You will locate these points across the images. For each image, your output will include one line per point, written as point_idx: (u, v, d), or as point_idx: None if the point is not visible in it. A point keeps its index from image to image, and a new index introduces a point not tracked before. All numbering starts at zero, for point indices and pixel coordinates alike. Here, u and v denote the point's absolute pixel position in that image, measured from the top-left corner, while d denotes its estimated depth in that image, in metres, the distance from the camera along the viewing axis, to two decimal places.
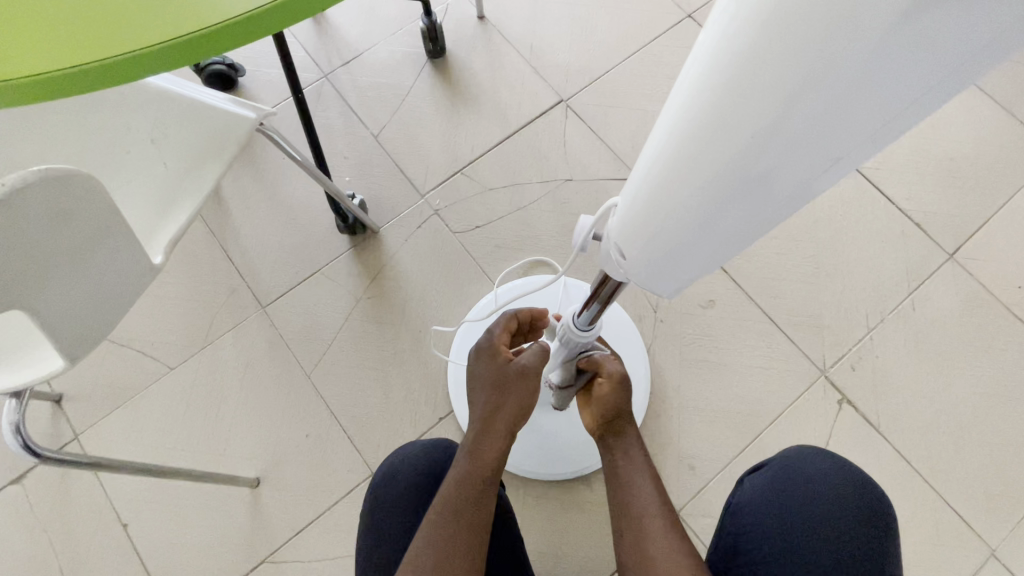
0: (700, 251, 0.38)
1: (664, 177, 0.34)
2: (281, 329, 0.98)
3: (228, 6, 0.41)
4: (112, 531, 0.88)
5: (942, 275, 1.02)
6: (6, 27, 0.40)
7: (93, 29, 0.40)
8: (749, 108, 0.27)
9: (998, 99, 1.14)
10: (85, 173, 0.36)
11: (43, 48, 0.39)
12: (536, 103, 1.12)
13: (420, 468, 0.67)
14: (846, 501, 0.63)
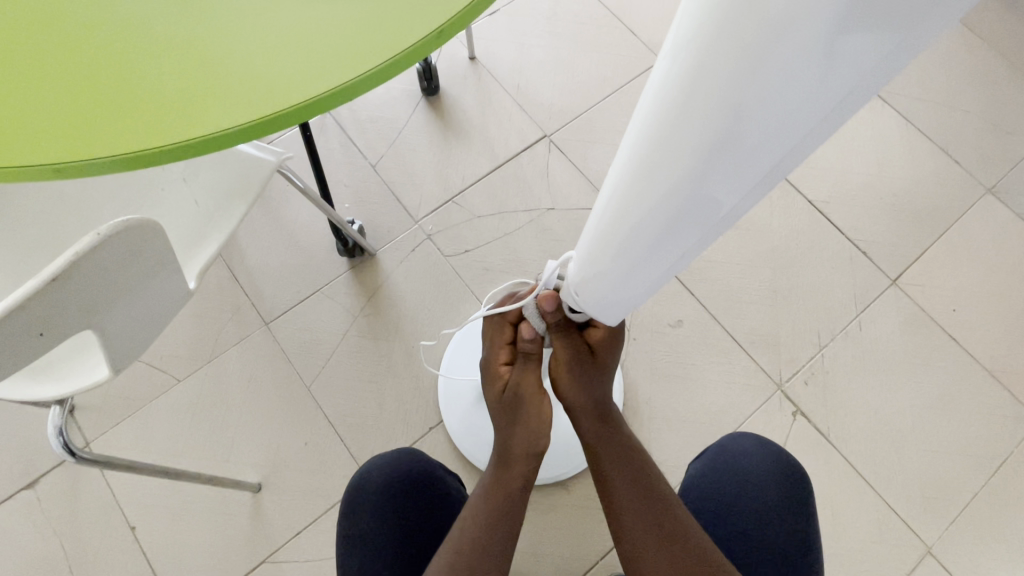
0: (660, 260, 0.44)
1: (632, 194, 0.40)
2: (283, 344, 1.05)
3: (190, 124, 0.44)
4: (120, 533, 0.94)
5: (886, 299, 1.14)
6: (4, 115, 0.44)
7: (73, 127, 0.44)
8: (677, 147, 0.33)
9: (935, 140, 1.28)
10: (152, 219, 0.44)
11: (26, 141, 0.44)
12: (521, 137, 1.23)
13: (389, 476, 0.75)
14: (764, 465, 0.74)
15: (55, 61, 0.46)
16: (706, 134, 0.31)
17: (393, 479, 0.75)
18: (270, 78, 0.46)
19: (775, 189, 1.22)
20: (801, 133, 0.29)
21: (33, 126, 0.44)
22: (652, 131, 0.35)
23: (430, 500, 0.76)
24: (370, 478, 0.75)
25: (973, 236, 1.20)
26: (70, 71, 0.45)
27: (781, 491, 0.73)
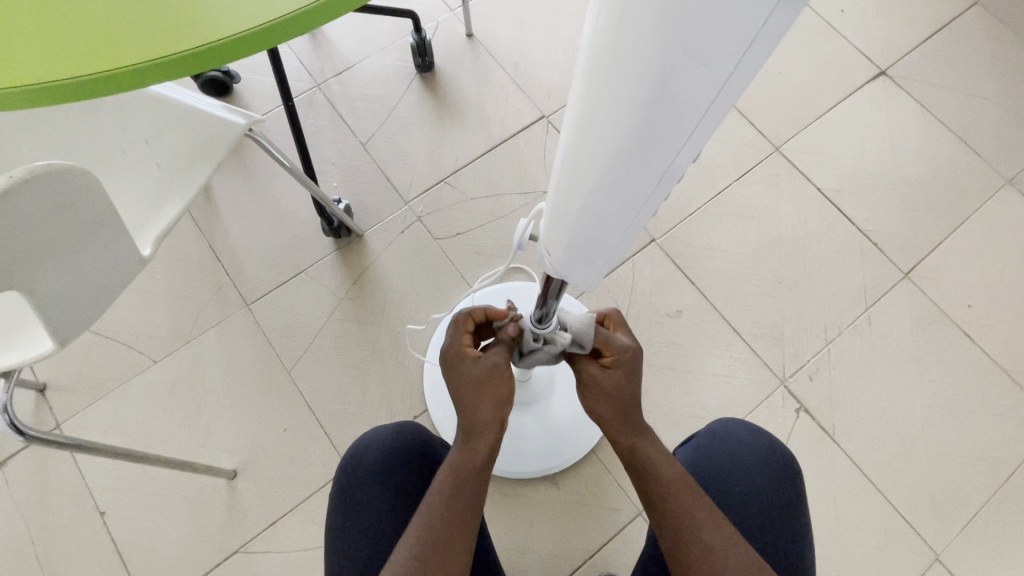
0: (633, 191, 0.37)
1: (569, 163, 0.39)
2: (264, 327, 1.01)
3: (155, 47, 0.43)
4: (90, 519, 0.90)
5: (897, 293, 1.08)
6: None
7: (33, 53, 0.42)
8: (629, 31, 0.27)
9: (952, 128, 1.22)
10: (83, 168, 0.40)
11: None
12: (519, 118, 1.18)
13: (384, 454, 0.70)
14: (756, 453, 0.70)
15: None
16: (626, 84, 0.30)
17: (386, 458, 0.70)
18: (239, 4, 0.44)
19: (783, 177, 1.16)
20: (756, 22, 0.23)
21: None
22: (596, 40, 0.30)
23: (408, 483, 0.70)
24: (362, 455, 0.70)
25: (991, 230, 1.14)
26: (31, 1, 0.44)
27: (779, 488, 0.68)
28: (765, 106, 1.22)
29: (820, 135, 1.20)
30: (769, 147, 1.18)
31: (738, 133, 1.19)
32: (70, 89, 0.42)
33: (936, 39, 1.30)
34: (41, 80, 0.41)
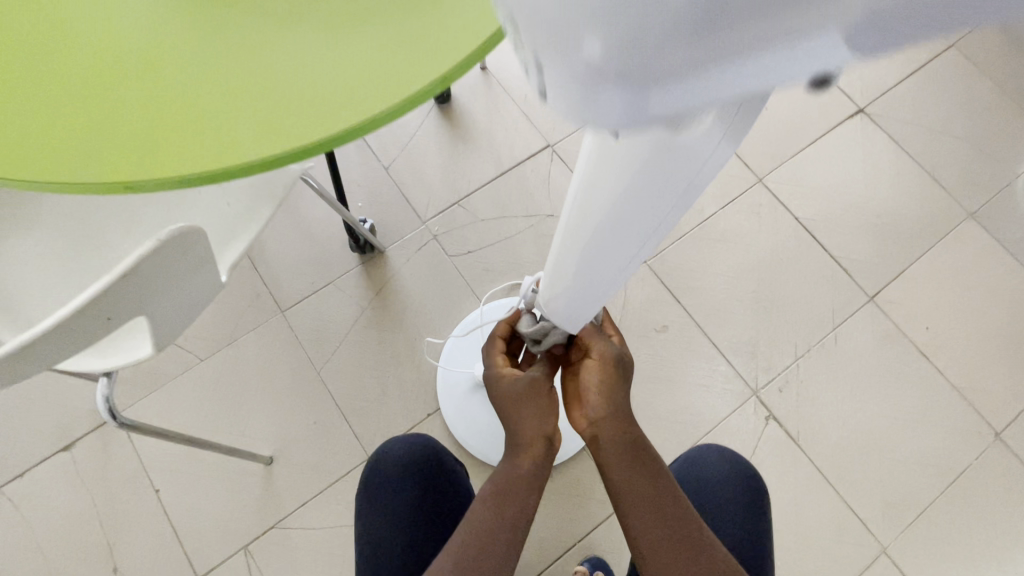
0: (615, 260, 0.52)
1: (568, 245, 0.54)
2: (297, 331, 1.15)
3: (238, 150, 0.49)
4: (146, 495, 1.04)
5: (863, 314, 1.20)
6: (73, 134, 0.49)
7: (131, 148, 0.49)
8: (603, 182, 0.43)
9: (922, 163, 1.34)
10: (197, 226, 0.53)
11: (90, 160, 0.49)
12: (526, 146, 1.30)
13: (400, 464, 0.86)
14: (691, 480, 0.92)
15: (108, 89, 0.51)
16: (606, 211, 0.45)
17: (403, 467, 0.86)
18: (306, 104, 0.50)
19: (764, 206, 1.28)
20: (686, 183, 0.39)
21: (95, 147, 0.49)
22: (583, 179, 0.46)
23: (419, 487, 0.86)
24: (382, 463, 0.86)
25: (952, 259, 1.26)
26: (124, 98, 0.50)
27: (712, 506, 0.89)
28: (751, 140, 1.34)
29: (800, 168, 1.32)
30: (753, 178, 1.30)
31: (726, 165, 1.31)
32: (241, 169, 0.49)
33: (913, 79, 1.42)
34: (217, 164, 0.48)
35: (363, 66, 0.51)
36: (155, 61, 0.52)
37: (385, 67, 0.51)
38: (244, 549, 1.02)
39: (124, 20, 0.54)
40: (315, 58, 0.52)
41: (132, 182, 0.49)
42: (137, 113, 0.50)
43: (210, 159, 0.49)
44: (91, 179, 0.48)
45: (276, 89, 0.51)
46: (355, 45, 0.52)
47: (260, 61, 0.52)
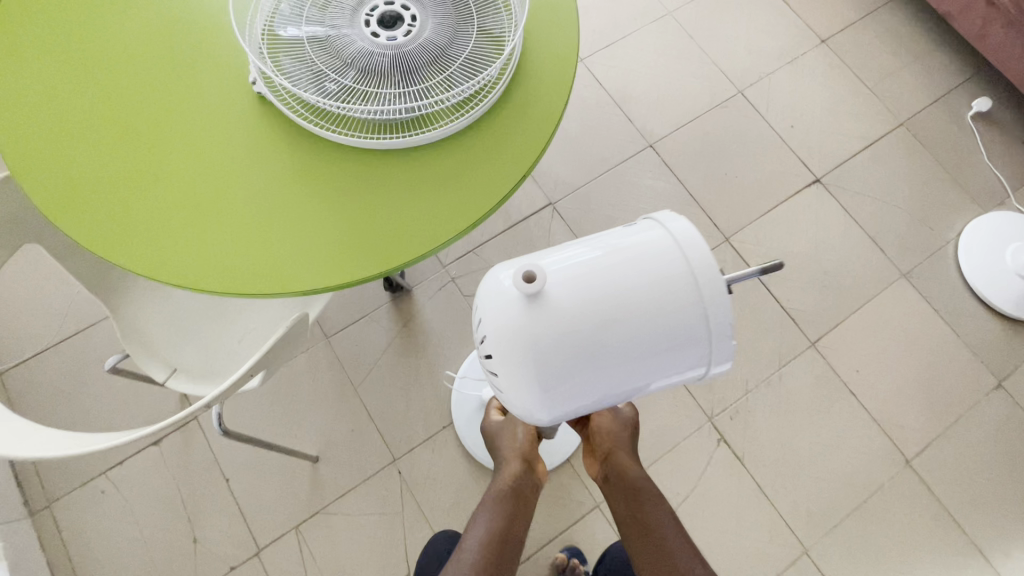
0: None
1: None
2: (339, 354, 1.41)
3: (324, 276, 0.74)
4: (218, 483, 1.31)
5: (805, 357, 1.45)
6: (217, 253, 0.75)
7: (254, 267, 0.74)
8: None
9: (866, 229, 1.58)
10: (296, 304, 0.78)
11: (227, 274, 0.74)
12: (531, 203, 1.56)
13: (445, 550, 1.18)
14: None
15: (240, 222, 0.76)
16: None
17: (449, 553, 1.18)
18: (370, 246, 0.75)
19: (729, 262, 1.53)
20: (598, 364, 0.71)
21: (231, 264, 0.74)
22: None
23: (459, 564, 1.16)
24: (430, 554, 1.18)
25: (885, 313, 1.50)
26: (250, 230, 0.75)
27: None
28: (722, 204, 1.58)
29: (762, 229, 1.57)
30: (721, 237, 1.55)
31: (699, 225, 1.56)
32: (332, 285, 0.74)
33: (865, 153, 1.65)
34: (310, 285, 0.74)
35: (410, 221, 0.76)
36: (270, 203, 0.76)
37: (435, 220, 0.75)
38: (295, 529, 1.29)
39: (247, 168, 0.78)
40: (378, 211, 0.76)
41: (260, 291, 0.74)
42: (258, 242, 0.75)
43: (313, 280, 0.74)
44: (228, 287, 0.74)
45: (359, 234, 0.75)
46: (415, 201, 0.76)
47: (340, 209, 0.76)
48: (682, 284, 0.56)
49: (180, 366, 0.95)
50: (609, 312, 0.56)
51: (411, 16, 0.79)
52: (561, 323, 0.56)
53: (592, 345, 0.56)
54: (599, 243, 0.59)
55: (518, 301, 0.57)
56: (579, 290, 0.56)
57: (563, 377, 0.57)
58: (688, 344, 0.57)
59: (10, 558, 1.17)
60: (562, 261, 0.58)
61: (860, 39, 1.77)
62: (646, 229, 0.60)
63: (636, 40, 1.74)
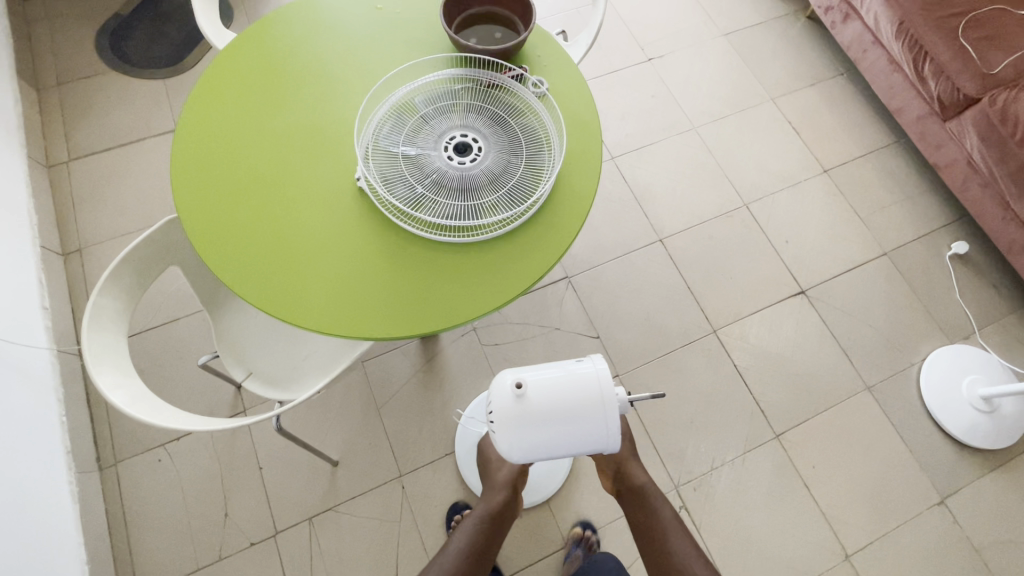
0: None
1: None
2: (370, 377, 1.67)
3: (376, 328, 1.01)
4: (253, 469, 1.56)
5: (768, 446, 1.65)
6: (306, 296, 1.02)
7: (330, 311, 1.02)
8: None
9: (840, 342, 1.79)
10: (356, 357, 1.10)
11: (310, 313, 1.01)
12: (551, 274, 1.82)
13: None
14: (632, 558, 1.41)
15: (327, 276, 1.04)
16: None
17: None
18: (415, 312, 1.02)
19: (714, 352, 1.75)
20: None
21: (314, 307, 1.02)
22: None
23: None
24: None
25: (846, 419, 1.69)
26: (332, 283, 1.03)
27: None
28: (715, 299, 1.82)
29: (747, 327, 1.79)
30: (710, 328, 1.78)
31: (692, 315, 1.80)
32: (381, 336, 1.00)
33: (849, 274, 1.88)
34: (365, 333, 1.00)
35: (447, 298, 1.03)
36: (350, 266, 1.05)
37: (467, 302, 1.03)
38: (309, 520, 1.52)
39: (339, 237, 1.06)
40: (425, 287, 1.04)
41: (329, 330, 1.00)
42: (336, 294, 1.03)
43: (369, 329, 1.01)
44: (308, 322, 1.01)
45: (409, 302, 1.03)
46: (456, 286, 1.04)
47: (399, 281, 1.04)
48: (609, 404, 0.76)
49: (255, 371, 1.22)
50: (564, 418, 0.75)
51: (477, 147, 1.09)
52: (532, 420, 0.75)
53: (549, 438, 0.76)
54: (564, 361, 0.78)
55: (507, 398, 0.75)
56: (549, 398, 0.75)
57: (518, 451, 0.77)
58: (611, 449, 0.78)
59: (80, 502, 1.42)
60: (539, 371, 0.77)
61: (858, 174, 2.03)
62: (585, 361, 0.78)
63: (661, 148, 2.03)
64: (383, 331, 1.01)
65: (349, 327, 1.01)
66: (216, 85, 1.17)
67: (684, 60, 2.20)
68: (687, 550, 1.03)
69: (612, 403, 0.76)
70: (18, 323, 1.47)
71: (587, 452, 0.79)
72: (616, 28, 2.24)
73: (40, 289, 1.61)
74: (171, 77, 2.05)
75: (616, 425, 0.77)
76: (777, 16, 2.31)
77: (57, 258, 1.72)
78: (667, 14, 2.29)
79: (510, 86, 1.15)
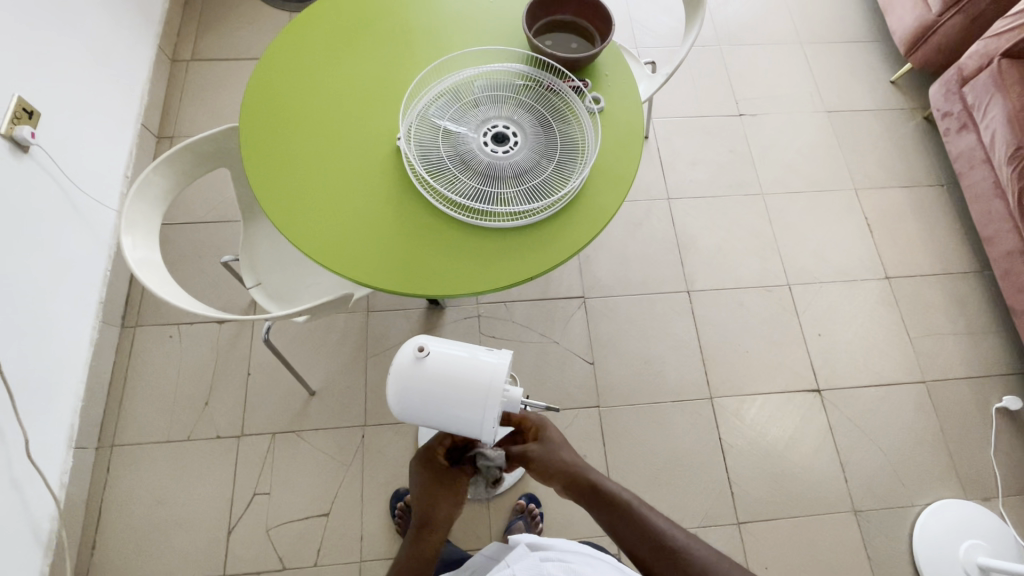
0: None
1: None
2: (369, 327, 1.75)
3: (368, 275, 1.07)
4: (242, 373, 1.69)
5: (725, 529, 1.57)
6: (318, 229, 1.10)
7: (333, 247, 1.09)
8: None
9: (840, 453, 1.67)
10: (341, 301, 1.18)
11: (315, 244, 1.09)
12: (569, 290, 1.83)
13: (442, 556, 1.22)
14: None
15: (341, 216, 1.11)
16: None
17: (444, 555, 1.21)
18: (407, 272, 1.07)
19: (703, 418, 1.69)
20: None
21: (321, 239, 1.09)
22: None
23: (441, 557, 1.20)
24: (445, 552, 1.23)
25: (819, 533, 1.58)
26: (344, 224, 1.10)
27: None
28: (722, 367, 1.76)
29: (746, 405, 1.72)
30: (707, 393, 1.72)
31: (694, 375, 1.74)
32: (370, 283, 1.06)
33: (876, 389, 1.75)
34: (357, 276, 1.07)
35: (440, 268, 1.08)
36: (365, 213, 1.11)
37: (456, 277, 1.07)
38: (272, 434, 1.62)
39: (365, 185, 1.14)
40: (424, 252, 1.09)
41: (327, 263, 1.07)
42: (344, 235, 1.10)
43: (361, 274, 1.07)
44: (311, 251, 1.08)
45: (406, 262, 1.08)
46: (452, 259, 1.08)
47: (403, 239, 1.10)
48: (492, 398, 0.77)
49: (263, 283, 1.33)
50: (450, 392, 0.78)
51: (514, 140, 1.13)
52: (422, 385, 0.78)
53: (432, 408, 0.79)
54: (473, 347, 0.80)
55: (408, 358, 0.79)
56: (443, 372, 0.78)
57: (404, 410, 0.80)
58: (486, 440, 0.79)
59: (95, 347, 1.61)
60: (448, 345, 0.80)
61: (922, 292, 1.88)
62: (491, 353, 0.80)
63: (721, 204, 1.98)
64: (373, 280, 1.06)
65: (344, 266, 1.07)
66: (310, 27, 1.29)
67: (775, 125, 2.13)
68: (678, 535, 0.86)
69: (498, 398, 0.77)
70: (99, 182, 1.68)
71: (467, 436, 0.80)
72: (717, 76, 2.21)
73: (129, 160, 1.82)
74: (297, 12, 2.24)
75: (496, 419, 0.78)
76: (891, 108, 2.19)
77: (152, 139, 1.94)
78: (775, 76, 2.23)
79: (567, 95, 1.19)
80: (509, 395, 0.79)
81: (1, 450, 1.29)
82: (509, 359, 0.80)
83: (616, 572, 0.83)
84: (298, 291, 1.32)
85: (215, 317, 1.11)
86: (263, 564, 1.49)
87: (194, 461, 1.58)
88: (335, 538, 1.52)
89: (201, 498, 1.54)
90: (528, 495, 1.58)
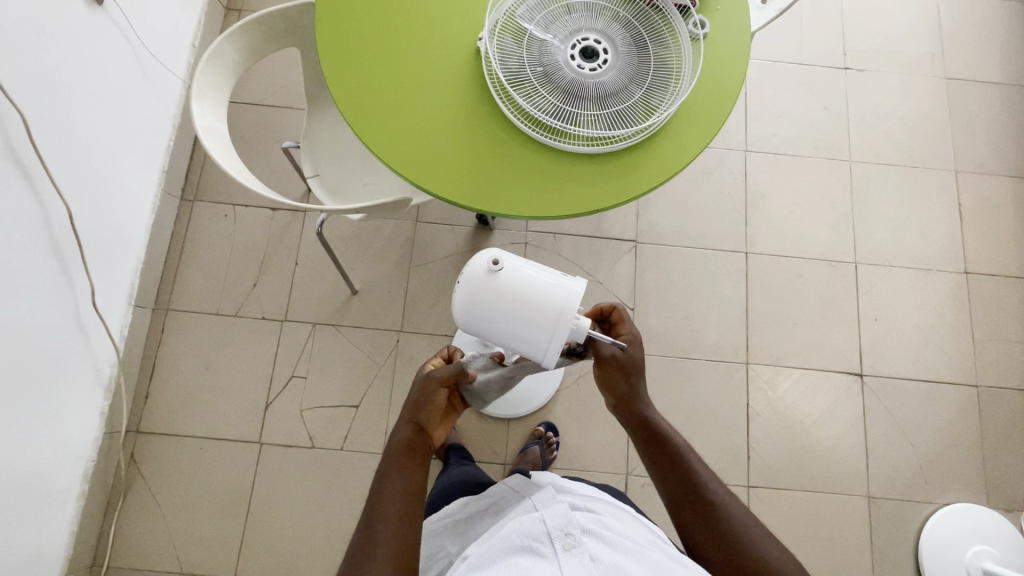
0: None
1: None
2: (416, 238, 1.75)
3: (430, 182, 1.03)
4: (289, 262, 1.73)
5: (735, 489, 1.59)
6: (385, 126, 1.06)
7: (398, 147, 1.05)
8: None
9: (868, 439, 1.64)
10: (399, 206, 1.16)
11: (382, 141, 1.05)
12: (621, 232, 1.77)
13: (451, 475, 1.26)
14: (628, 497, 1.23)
15: (411, 116, 1.06)
16: None
17: (452, 476, 1.26)
18: (470, 186, 1.04)
19: (735, 381, 1.67)
20: None
21: (387, 137, 1.05)
22: None
23: (449, 480, 1.24)
24: (453, 474, 1.27)
25: (827, 511, 1.59)
26: (412, 125, 1.06)
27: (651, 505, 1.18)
28: (765, 336, 1.71)
29: (782, 377, 1.68)
30: (744, 358, 1.69)
31: (734, 338, 1.70)
32: (432, 191, 1.03)
33: (922, 384, 1.68)
34: (419, 181, 1.03)
35: (504, 186, 1.03)
36: (435, 117, 1.06)
37: (520, 199, 1.03)
38: (313, 325, 1.68)
39: (439, 87, 1.07)
40: (491, 167, 1.04)
41: (391, 163, 1.04)
42: (411, 136, 1.05)
43: (424, 179, 1.03)
44: (377, 148, 1.04)
45: (470, 174, 1.04)
46: (518, 179, 1.04)
47: (472, 151, 1.05)
48: (562, 324, 0.76)
49: (321, 175, 1.31)
50: (518, 312, 0.77)
51: (604, 57, 1.04)
52: (492, 299, 0.78)
53: (497, 324, 0.79)
54: (549, 270, 0.78)
55: (481, 270, 0.78)
56: (516, 290, 0.77)
57: (468, 321, 0.80)
58: (546, 363, 0.79)
59: (156, 213, 1.66)
60: (523, 264, 0.78)
61: (1001, 293, 1.75)
62: (567, 279, 0.78)
63: (802, 165, 1.84)
64: (434, 188, 1.03)
65: (407, 169, 1.04)
66: None
67: (882, 86, 1.91)
68: (720, 489, 0.87)
69: (567, 325, 0.77)
70: (167, 47, 1.65)
71: (526, 356, 0.81)
72: (828, 20, 1.97)
73: (197, 28, 1.78)
74: None
75: (560, 345, 0.77)
76: (1020, 85, 1.93)
77: (220, 10, 1.88)
78: (896, 27, 1.96)
79: (670, 14, 1.07)
80: (578, 324, 0.78)
81: (69, 294, 1.37)
82: (582, 289, 0.78)
83: (645, 533, 0.83)
84: (355, 189, 1.31)
85: (274, 200, 1.09)
86: (294, 439, 1.60)
87: (239, 336, 1.67)
88: (361, 429, 1.61)
89: (243, 371, 1.64)
90: (548, 424, 1.62)
